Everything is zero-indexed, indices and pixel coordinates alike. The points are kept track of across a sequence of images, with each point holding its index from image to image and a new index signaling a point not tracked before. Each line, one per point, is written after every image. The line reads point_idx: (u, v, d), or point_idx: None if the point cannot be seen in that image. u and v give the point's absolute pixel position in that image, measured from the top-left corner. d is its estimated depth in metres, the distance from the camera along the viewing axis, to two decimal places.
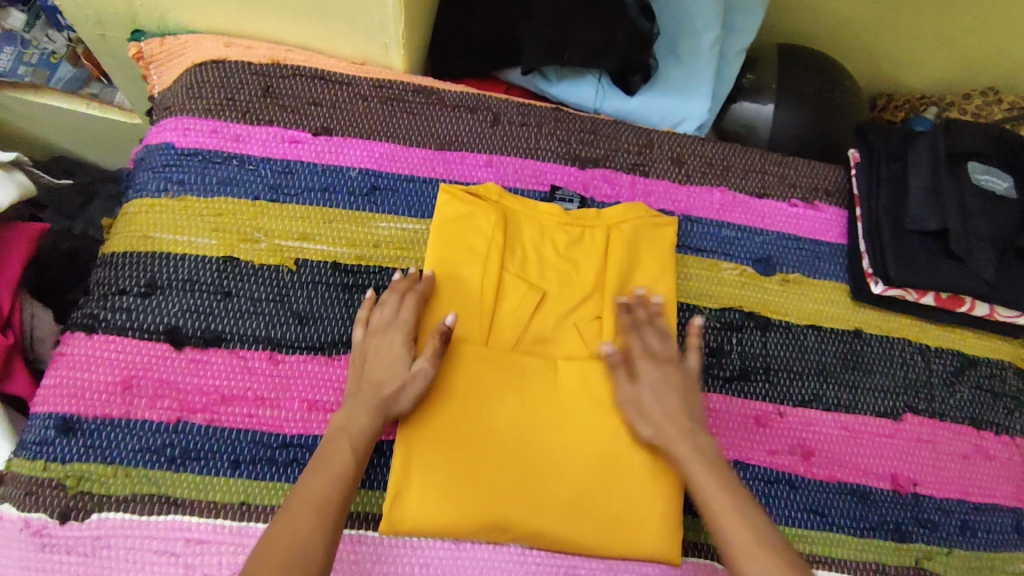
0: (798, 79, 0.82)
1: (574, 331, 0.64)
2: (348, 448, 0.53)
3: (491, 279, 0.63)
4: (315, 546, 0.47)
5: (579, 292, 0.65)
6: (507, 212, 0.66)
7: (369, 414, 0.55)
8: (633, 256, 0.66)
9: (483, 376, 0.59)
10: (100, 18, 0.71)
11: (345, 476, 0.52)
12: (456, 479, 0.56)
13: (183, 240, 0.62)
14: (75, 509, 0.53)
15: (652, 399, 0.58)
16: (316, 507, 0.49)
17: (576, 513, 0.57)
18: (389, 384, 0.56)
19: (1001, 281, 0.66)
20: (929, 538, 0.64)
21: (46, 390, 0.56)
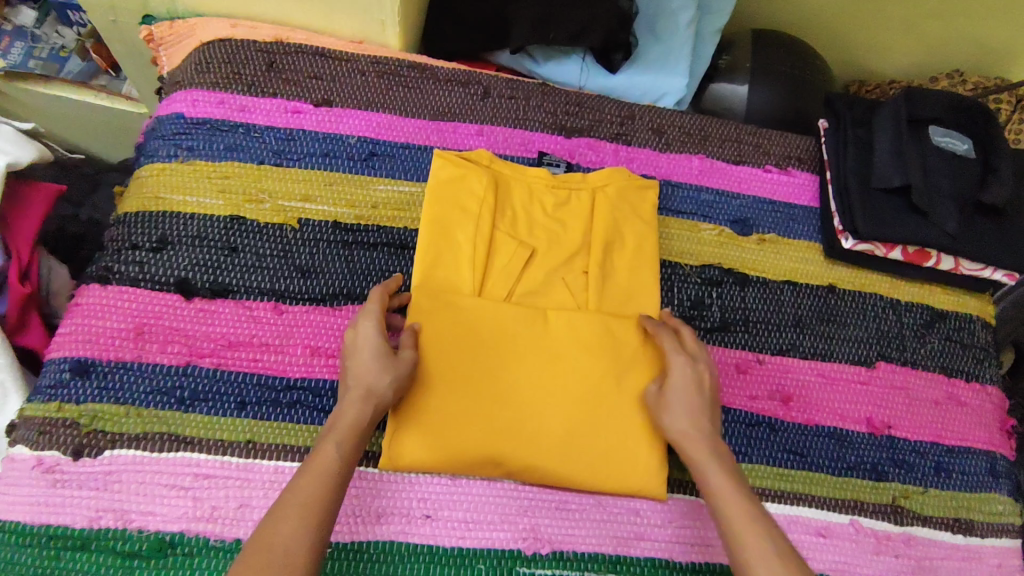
0: (770, 57, 0.86)
1: (564, 282, 0.68)
2: (332, 446, 0.51)
3: (483, 238, 0.67)
4: (302, 541, 0.45)
5: (567, 247, 0.68)
6: (498, 175, 0.70)
7: (357, 407, 0.54)
8: (619, 217, 0.70)
9: (479, 324, 0.63)
10: (114, 3, 0.76)
11: (334, 474, 0.50)
12: (452, 419, 0.59)
13: (193, 200, 0.66)
14: (88, 446, 0.57)
15: (675, 399, 0.59)
16: (303, 501, 0.47)
17: (563, 450, 0.60)
18: (376, 373, 0.55)
19: (964, 233, 0.70)
20: (905, 478, 0.67)
21: (62, 337, 0.60)
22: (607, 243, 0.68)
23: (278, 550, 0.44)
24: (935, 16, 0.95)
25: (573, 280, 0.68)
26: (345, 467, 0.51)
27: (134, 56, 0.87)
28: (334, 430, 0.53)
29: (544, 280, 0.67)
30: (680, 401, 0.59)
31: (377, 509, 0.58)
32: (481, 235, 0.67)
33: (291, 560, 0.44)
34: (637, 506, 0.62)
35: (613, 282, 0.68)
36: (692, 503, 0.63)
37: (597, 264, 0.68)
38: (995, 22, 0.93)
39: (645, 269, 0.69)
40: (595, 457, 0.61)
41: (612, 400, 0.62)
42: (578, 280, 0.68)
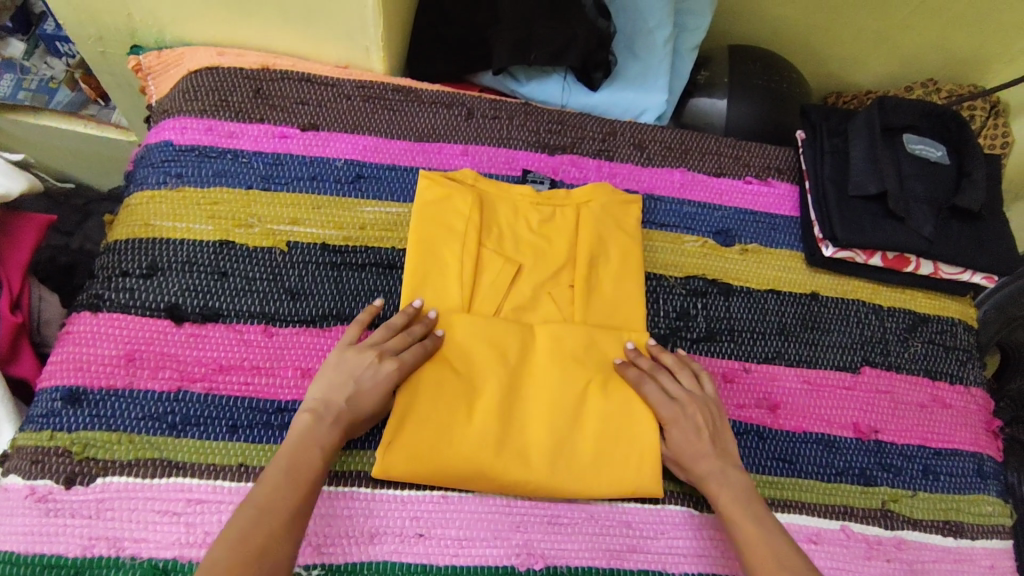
0: (747, 71, 0.88)
1: (551, 296, 0.69)
2: (317, 459, 0.54)
3: (470, 256, 0.67)
4: (283, 548, 0.49)
5: (553, 263, 0.69)
6: (482, 193, 0.71)
7: (341, 432, 0.56)
8: (605, 233, 0.71)
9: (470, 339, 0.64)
10: (102, 35, 0.78)
11: (313, 482, 0.53)
12: (442, 430, 0.60)
13: (182, 226, 0.67)
14: (81, 474, 0.57)
15: (681, 441, 0.61)
16: (287, 509, 0.51)
17: (551, 461, 0.60)
18: (366, 413, 0.58)
19: (941, 238, 0.72)
20: (893, 482, 0.68)
21: (53, 365, 0.61)
22: (592, 256, 0.69)
23: (265, 559, 0.48)
24: (907, 27, 0.97)
25: (559, 294, 0.69)
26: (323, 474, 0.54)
27: (123, 86, 0.89)
28: (314, 441, 0.55)
29: (534, 296, 0.68)
30: (691, 441, 0.61)
31: (369, 529, 0.58)
32: (468, 252, 0.67)
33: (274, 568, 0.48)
34: (629, 518, 0.62)
35: (599, 295, 0.69)
36: (685, 513, 0.63)
37: (584, 278, 0.68)
38: (965, 30, 0.96)
39: (631, 282, 0.70)
40: (582, 465, 0.61)
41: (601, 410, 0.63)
42: (564, 294, 0.69)
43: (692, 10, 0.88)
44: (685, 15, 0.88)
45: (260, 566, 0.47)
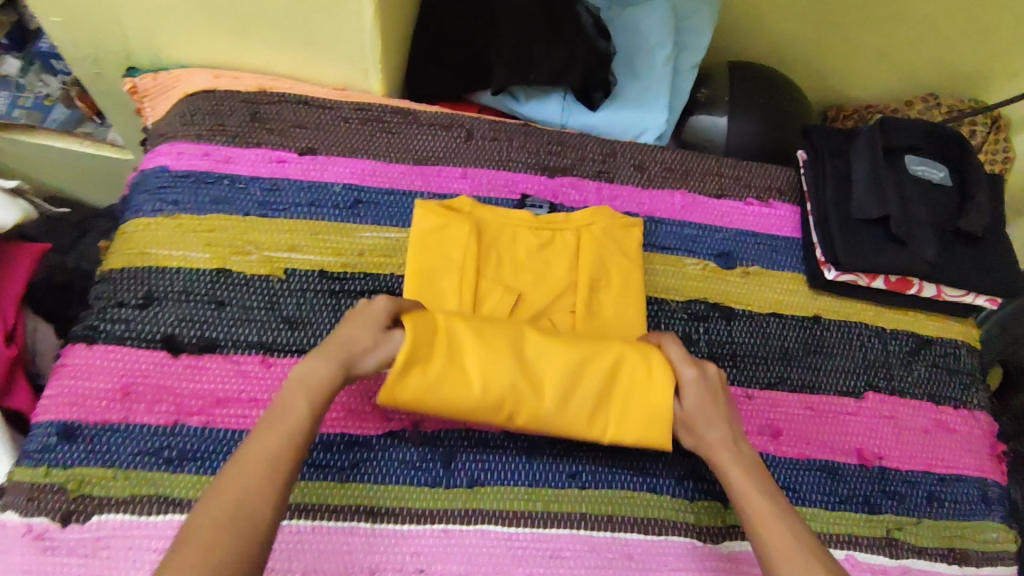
0: (748, 89, 0.87)
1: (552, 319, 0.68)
2: (304, 407, 0.50)
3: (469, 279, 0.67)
4: (264, 502, 0.45)
5: (552, 288, 0.69)
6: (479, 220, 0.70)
7: (335, 370, 0.52)
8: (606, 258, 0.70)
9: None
10: (97, 56, 0.77)
11: (302, 433, 0.49)
12: (453, 363, 0.57)
13: (178, 255, 0.66)
14: (77, 512, 0.56)
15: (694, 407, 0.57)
16: (269, 460, 0.47)
17: (557, 415, 0.57)
18: (361, 344, 0.54)
19: (943, 262, 0.71)
20: (897, 509, 0.67)
21: (48, 400, 0.60)
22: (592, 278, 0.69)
23: (246, 511, 0.44)
24: (907, 42, 0.96)
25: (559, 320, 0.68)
26: (314, 427, 0.50)
27: (118, 107, 0.88)
28: (303, 388, 0.51)
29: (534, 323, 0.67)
30: (709, 409, 0.57)
31: (369, 565, 0.57)
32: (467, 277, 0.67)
33: (254, 520, 0.44)
34: (631, 550, 0.61)
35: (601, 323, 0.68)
36: (688, 545, 0.63)
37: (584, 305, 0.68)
38: (967, 46, 0.95)
39: (632, 309, 0.69)
40: (589, 421, 0.58)
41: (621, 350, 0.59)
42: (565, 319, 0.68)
43: (692, 28, 0.87)
44: (685, 33, 0.87)
45: (240, 516, 0.44)
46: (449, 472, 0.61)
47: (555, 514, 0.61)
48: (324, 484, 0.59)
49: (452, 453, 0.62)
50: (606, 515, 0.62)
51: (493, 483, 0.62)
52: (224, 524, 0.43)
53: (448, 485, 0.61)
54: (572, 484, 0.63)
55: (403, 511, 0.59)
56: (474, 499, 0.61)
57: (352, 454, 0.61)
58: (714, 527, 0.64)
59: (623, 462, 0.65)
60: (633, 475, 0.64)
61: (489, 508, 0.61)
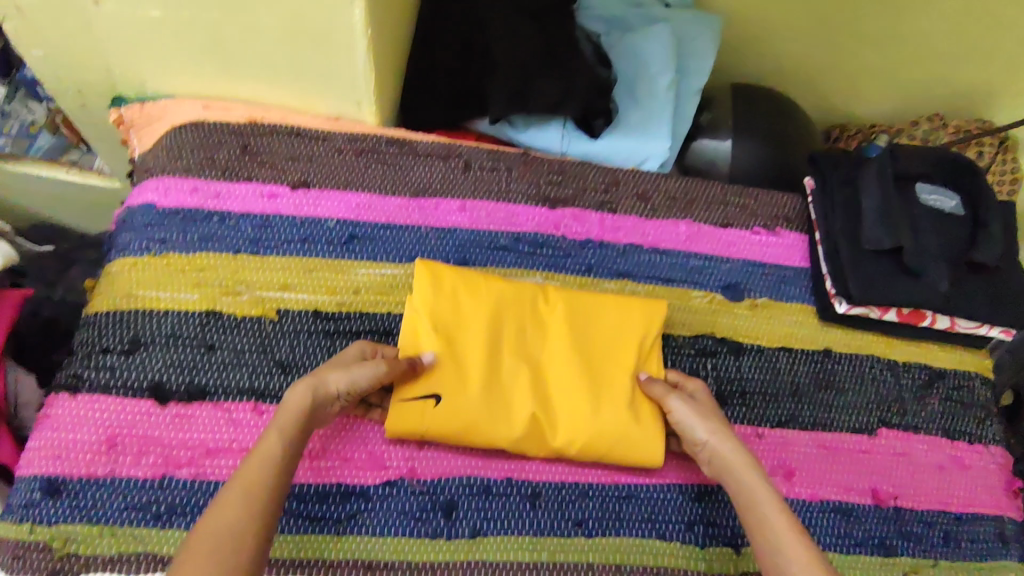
0: (751, 113, 0.85)
1: (557, 368, 0.63)
2: (277, 436, 0.53)
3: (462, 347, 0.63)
4: (249, 523, 0.48)
5: (559, 348, 0.64)
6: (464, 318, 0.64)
7: (306, 392, 0.55)
8: (618, 320, 0.65)
9: (463, 407, 0.60)
10: (82, 87, 0.75)
11: (278, 459, 0.52)
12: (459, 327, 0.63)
13: (167, 296, 0.64)
14: (63, 571, 0.54)
15: (691, 415, 0.61)
16: (247, 485, 0.49)
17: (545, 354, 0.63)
18: (331, 367, 0.57)
19: (956, 293, 0.69)
20: (914, 551, 0.65)
21: (31, 453, 0.57)
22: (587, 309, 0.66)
23: (233, 531, 0.47)
24: (912, 62, 0.95)
25: (564, 372, 0.63)
26: (292, 454, 0.53)
27: (104, 137, 0.85)
28: (279, 417, 0.54)
29: (540, 372, 0.63)
30: (704, 414, 0.61)
31: None
32: (467, 314, 0.64)
33: (240, 547, 0.46)
34: None
35: (610, 386, 0.63)
36: None
37: (589, 362, 0.63)
38: (972, 66, 0.93)
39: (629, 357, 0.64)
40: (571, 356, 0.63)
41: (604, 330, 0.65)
42: (576, 372, 0.63)
43: (694, 52, 0.85)
44: (687, 57, 0.86)
45: (226, 537, 0.46)
46: (451, 523, 0.59)
47: (562, 565, 0.59)
48: (320, 538, 0.57)
49: (454, 502, 0.60)
50: (614, 565, 0.60)
51: (496, 533, 0.59)
52: (212, 545, 0.45)
53: (449, 536, 0.58)
54: (578, 532, 0.60)
55: (403, 565, 0.57)
56: (476, 550, 0.58)
57: (349, 505, 0.58)
58: (727, 574, 0.62)
59: (631, 508, 0.62)
60: (642, 521, 0.62)
61: (493, 560, 0.58)
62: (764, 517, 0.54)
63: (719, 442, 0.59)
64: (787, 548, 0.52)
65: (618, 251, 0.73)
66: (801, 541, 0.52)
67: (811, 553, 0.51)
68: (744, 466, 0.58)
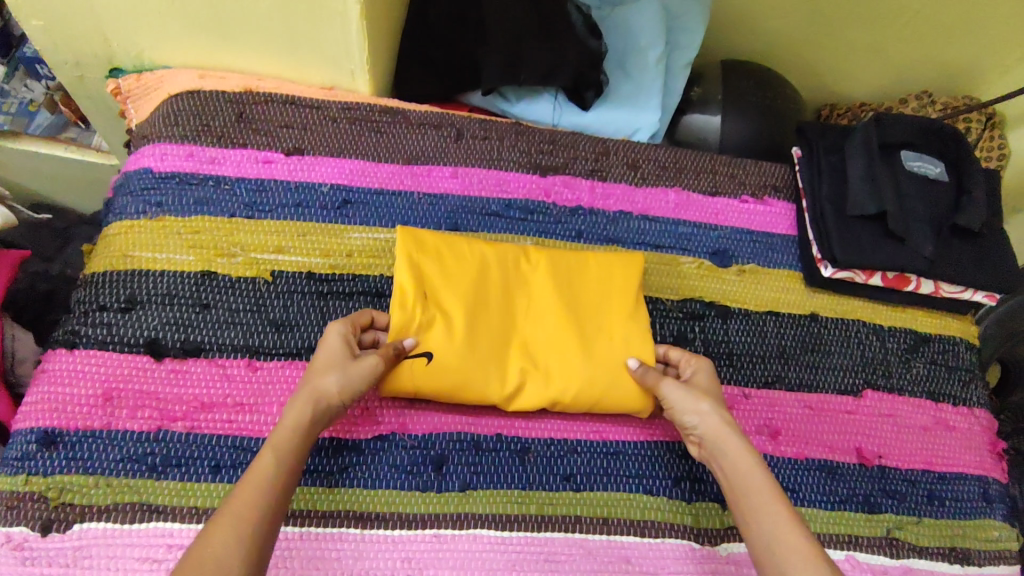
0: (741, 87, 0.87)
1: (547, 322, 0.65)
2: (271, 457, 0.51)
3: (454, 306, 0.63)
4: (238, 551, 0.45)
5: (547, 303, 0.65)
6: (450, 283, 0.64)
7: (305, 407, 0.54)
8: (605, 276, 0.67)
9: (452, 363, 0.61)
10: (80, 59, 0.76)
11: (270, 484, 0.49)
12: (452, 287, 0.64)
13: (162, 257, 0.65)
14: (57, 520, 0.54)
15: (685, 396, 0.60)
16: (238, 512, 0.47)
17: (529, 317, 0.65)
18: (326, 371, 0.56)
19: (939, 257, 0.70)
20: (898, 509, 0.66)
21: (28, 407, 0.58)
22: (574, 272, 0.67)
23: (220, 558, 0.44)
24: (899, 40, 0.96)
25: (553, 323, 0.65)
26: (286, 477, 0.51)
27: (102, 110, 0.87)
28: (274, 437, 0.52)
29: (524, 328, 0.65)
30: (698, 397, 0.60)
31: (358, 572, 0.55)
32: (453, 274, 0.64)
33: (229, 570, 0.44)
34: (628, 553, 0.60)
35: (600, 338, 0.65)
36: (685, 547, 0.61)
37: (576, 316, 0.65)
38: (958, 43, 0.95)
39: (617, 312, 0.66)
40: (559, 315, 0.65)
41: (588, 291, 0.67)
42: (565, 325, 0.64)
43: (683, 27, 0.87)
44: (677, 32, 0.87)
45: (212, 564, 0.43)
46: (441, 476, 0.60)
47: (550, 517, 0.60)
48: (313, 490, 0.58)
49: (444, 457, 0.61)
50: (602, 518, 0.61)
51: (486, 486, 0.60)
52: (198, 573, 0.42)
53: (439, 489, 0.59)
54: (566, 486, 0.61)
55: (394, 516, 0.58)
56: (466, 503, 0.59)
57: (341, 458, 0.59)
58: (712, 528, 0.63)
59: (619, 464, 0.63)
60: (629, 477, 0.63)
61: (482, 512, 0.59)
62: (762, 509, 0.53)
63: (714, 427, 0.58)
64: (786, 540, 0.50)
65: (607, 219, 0.74)
66: (801, 532, 0.50)
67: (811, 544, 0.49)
68: (741, 453, 0.56)
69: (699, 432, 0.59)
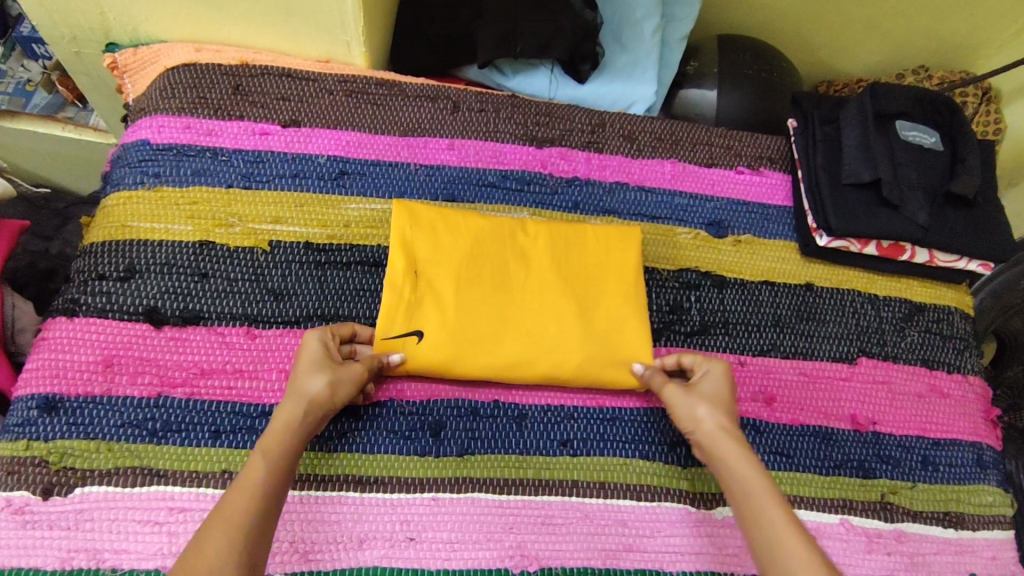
0: (737, 61, 0.87)
1: (541, 297, 0.65)
2: (261, 460, 0.50)
3: (445, 284, 0.64)
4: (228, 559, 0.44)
5: (543, 278, 0.66)
6: (439, 261, 0.65)
7: (292, 408, 0.54)
8: (604, 252, 0.68)
9: (440, 341, 0.61)
10: (76, 35, 0.76)
11: (263, 488, 0.49)
12: (443, 265, 0.64)
13: (160, 227, 0.65)
14: (59, 484, 0.55)
15: (687, 400, 0.59)
16: (228, 522, 0.46)
17: (526, 289, 0.65)
18: (308, 372, 0.56)
19: (933, 225, 0.71)
20: (893, 474, 0.67)
21: (28, 373, 0.59)
22: (568, 247, 0.67)
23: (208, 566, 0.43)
24: (896, 14, 0.96)
25: (549, 297, 0.65)
26: (275, 485, 0.50)
27: (100, 87, 0.87)
28: (265, 440, 0.52)
29: (523, 300, 0.65)
30: (698, 401, 0.59)
31: (357, 535, 0.56)
32: (444, 250, 0.65)
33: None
34: (625, 517, 0.60)
35: (597, 311, 0.66)
36: (682, 511, 0.61)
37: (573, 289, 0.66)
38: (953, 17, 0.95)
39: (612, 287, 0.67)
40: (551, 290, 0.65)
41: (587, 266, 0.67)
42: (563, 300, 0.65)
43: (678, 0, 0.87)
44: (672, 6, 0.87)
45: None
46: (439, 442, 0.60)
47: (546, 482, 0.60)
48: (313, 454, 0.58)
49: (441, 423, 0.61)
50: (597, 483, 0.61)
51: (483, 451, 0.61)
52: None
53: (437, 454, 0.60)
54: (563, 451, 0.62)
55: (392, 480, 0.58)
56: (464, 467, 0.60)
57: (340, 424, 0.60)
58: (709, 493, 0.63)
59: (616, 430, 0.64)
60: (626, 442, 0.63)
61: (480, 476, 0.60)
62: (760, 514, 0.52)
63: (713, 432, 0.57)
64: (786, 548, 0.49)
65: (603, 190, 0.74)
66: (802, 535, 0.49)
67: (812, 547, 0.48)
68: (738, 457, 0.55)
69: (698, 438, 0.58)
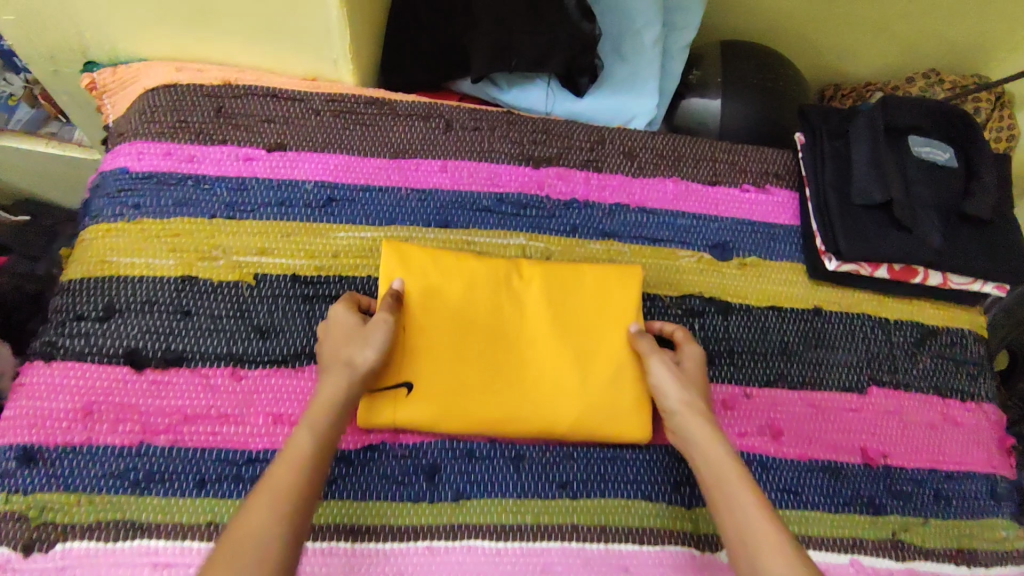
0: (742, 69, 0.83)
1: (536, 345, 0.62)
2: (308, 432, 0.51)
3: (435, 333, 0.61)
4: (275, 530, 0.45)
5: (538, 323, 0.63)
6: (430, 309, 0.61)
7: (339, 379, 0.54)
8: (602, 289, 0.65)
9: (432, 396, 0.59)
10: (52, 54, 0.73)
11: (309, 462, 0.50)
12: (433, 313, 0.61)
13: (141, 262, 0.63)
14: (39, 540, 0.53)
15: (668, 378, 0.59)
16: (276, 489, 0.47)
17: (520, 337, 0.62)
18: (348, 343, 0.56)
19: (947, 248, 0.68)
20: (904, 510, 0.65)
21: (6, 422, 0.56)
22: (564, 285, 0.65)
23: (257, 536, 0.44)
24: (909, 16, 0.92)
25: (543, 343, 0.62)
26: (323, 456, 0.51)
27: (81, 105, 0.84)
28: (308, 412, 0.53)
29: (517, 349, 0.62)
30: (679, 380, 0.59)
31: None
32: (435, 296, 0.62)
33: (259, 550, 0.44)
34: (627, 562, 0.58)
35: (597, 356, 0.63)
36: (686, 554, 0.59)
37: (569, 332, 0.63)
38: (967, 18, 0.91)
39: (611, 327, 0.64)
40: (548, 334, 0.63)
41: (584, 305, 0.64)
42: (559, 347, 0.62)
43: (680, 6, 0.83)
44: (674, 11, 0.83)
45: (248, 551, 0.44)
46: (434, 487, 0.58)
47: (545, 527, 0.58)
48: None
49: (436, 466, 0.59)
50: (598, 526, 0.59)
51: (480, 495, 0.58)
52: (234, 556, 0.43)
53: (431, 500, 0.58)
54: (562, 494, 0.60)
55: (385, 529, 0.56)
56: (460, 513, 0.58)
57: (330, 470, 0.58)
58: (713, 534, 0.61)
59: (617, 469, 0.62)
60: (627, 483, 0.61)
61: (476, 522, 0.57)
62: (733, 502, 0.51)
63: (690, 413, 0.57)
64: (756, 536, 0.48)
65: (604, 212, 0.71)
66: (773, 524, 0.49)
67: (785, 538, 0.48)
68: (712, 442, 0.55)
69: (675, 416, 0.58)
